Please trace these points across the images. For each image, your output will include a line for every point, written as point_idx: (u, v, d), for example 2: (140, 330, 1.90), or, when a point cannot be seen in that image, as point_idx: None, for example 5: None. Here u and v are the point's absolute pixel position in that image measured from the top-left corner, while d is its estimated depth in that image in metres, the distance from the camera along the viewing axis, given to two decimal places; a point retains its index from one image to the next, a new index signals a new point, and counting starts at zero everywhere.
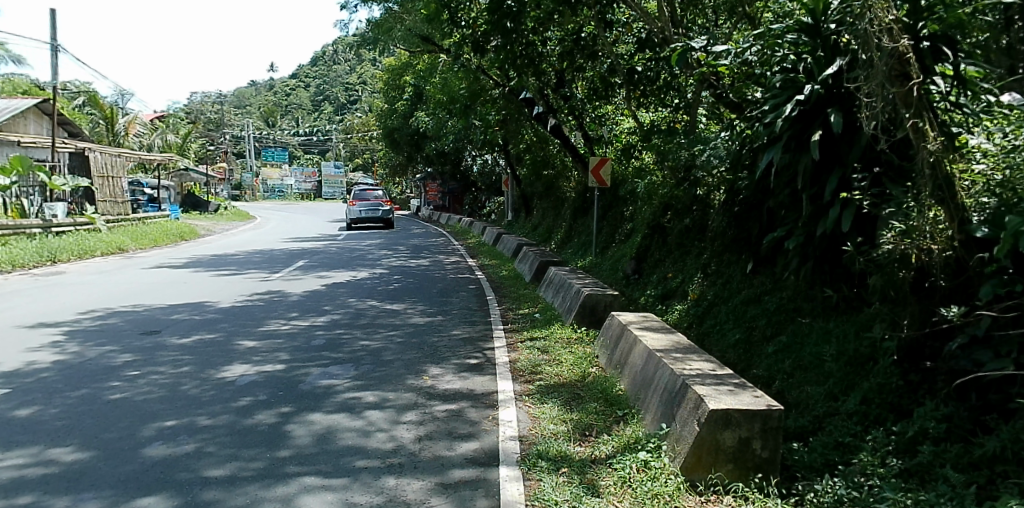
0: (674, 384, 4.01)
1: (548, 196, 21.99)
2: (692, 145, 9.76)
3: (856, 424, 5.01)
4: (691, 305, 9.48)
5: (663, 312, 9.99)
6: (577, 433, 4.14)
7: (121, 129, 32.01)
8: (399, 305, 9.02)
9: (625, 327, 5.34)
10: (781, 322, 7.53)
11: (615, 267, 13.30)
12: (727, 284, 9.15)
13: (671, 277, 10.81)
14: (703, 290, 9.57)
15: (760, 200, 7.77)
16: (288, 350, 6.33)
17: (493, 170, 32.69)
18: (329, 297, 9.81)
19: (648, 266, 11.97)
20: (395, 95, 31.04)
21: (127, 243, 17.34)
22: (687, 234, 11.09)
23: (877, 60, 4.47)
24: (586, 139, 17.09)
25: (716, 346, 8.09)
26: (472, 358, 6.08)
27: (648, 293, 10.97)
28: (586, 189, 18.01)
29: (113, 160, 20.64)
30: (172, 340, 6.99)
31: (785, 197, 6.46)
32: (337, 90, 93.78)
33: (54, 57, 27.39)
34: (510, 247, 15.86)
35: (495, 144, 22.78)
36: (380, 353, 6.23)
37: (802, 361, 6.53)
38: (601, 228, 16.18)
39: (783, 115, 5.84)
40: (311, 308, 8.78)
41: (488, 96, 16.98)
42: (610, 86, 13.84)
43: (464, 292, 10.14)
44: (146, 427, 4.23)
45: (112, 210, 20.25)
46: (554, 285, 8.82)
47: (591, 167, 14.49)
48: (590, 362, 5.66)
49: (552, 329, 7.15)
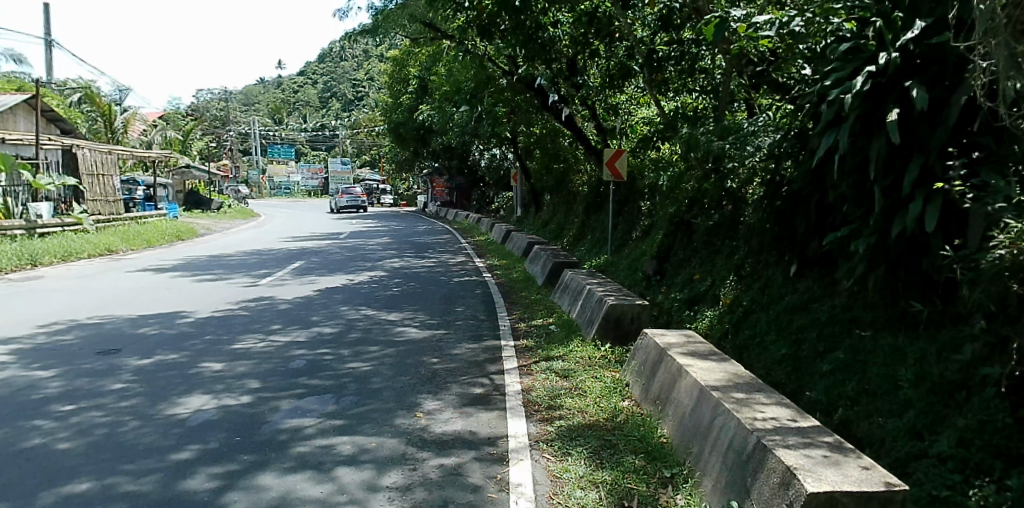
0: (745, 443, 2.98)
1: (559, 191, 20.97)
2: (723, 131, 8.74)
3: (953, 473, 3.89)
4: (724, 312, 8.42)
5: (692, 319, 8.93)
6: (613, 505, 3.12)
7: (120, 126, 31.20)
8: (396, 315, 8.01)
9: (665, 354, 4.32)
10: (836, 334, 6.49)
11: (634, 266, 12.25)
12: (765, 288, 8.10)
13: (698, 279, 9.71)
14: (736, 295, 8.52)
15: (810, 193, 6.76)
16: (260, 376, 5.34)
17: (501, 164, 31.64)
18: (320, 305, 8.83)
19: (671, 267, 10.90)
20: (401, 88, 30.05)
21: (117, 244, 16.44)
22: (716, 231, 10.02)
23: (999, 10, 3.42)
24: (599, 130, 16.06)
25: (757, 363, 7.05)
26: (477, 386, 5.08)
27: (672, 296, 9.89)
28: (600, 183, 16.96)
29: (104, 158, 19.75)
30: (130, 362, 6.01)
31: (848, 190, 5.42)
32: (343, 86, 92.86)
33: (50, 52, 26.65)
34: (520, 245, 14.83)
35: (503, 136, 21.74)
36: (368, 379, 5.22)
37: (868, 385, 5.49)
38: (616, 225, 15.11)
39: (854, 90, 4.81)
40: (298, 318, 7.80)
41: (495, 85, 15.97)
42: (625, 74, 12.82)
43: (470, 299, 9.14)
44: (48, 494, 3.24)
45: (104, 210, 19.37)
46: (572, 291, 7.79)
47: (606, 159, 13.47)
48: (620, 395, 4.63)
49: (571, 347, 6.11)
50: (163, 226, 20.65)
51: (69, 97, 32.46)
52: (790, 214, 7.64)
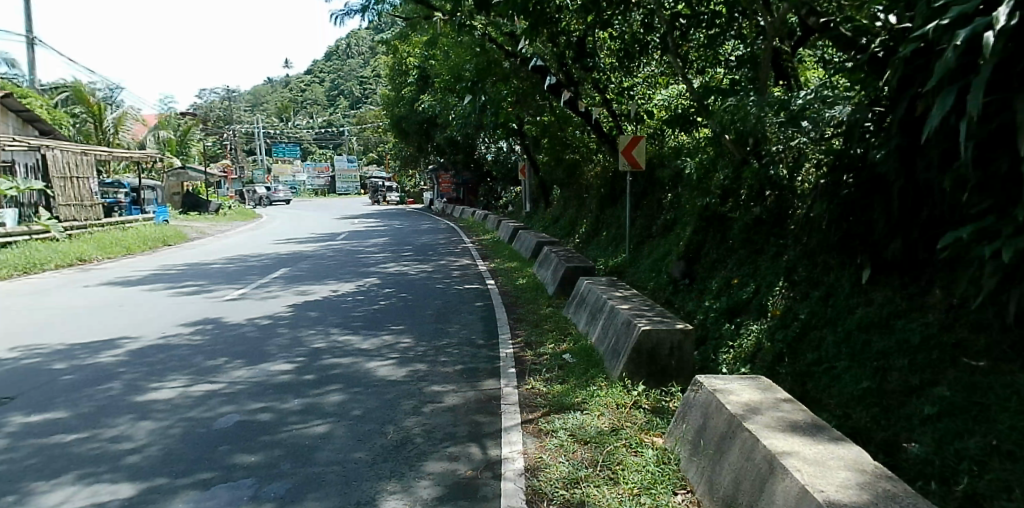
0: None
1: (570, 185, 19.50)
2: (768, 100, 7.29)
3: None
4: (776, 327, 6.90)
5: (734, 334, 7.41)
6: None
7: (111, 126, 29.97)
8: (373, 344, 6.58)
9: (750, 437, 2.85)
10: (937, 364, 4.96)
11: (657, 267, 10.78)
12: (828, 298, 6.58)
13: (737, 284, 8.20)
14: (789, 305, 7.01)
15: (897, 178, 5.23)
16: (166, 452, 3.92)
17: (508, 157, 30.17)
18: (287, 327, 7.43)
19: (703, 269, 9.34)
20: (402, 80, 28.63)
21: (91, 252, 15.16)
22: (757, 227, 8.47)
23: None
24: (612, 115, 14.55)
25: (825, 396, 5.57)
26: (462, 463, 3.64)
27: (706, 305, 8.38)
28: (616, 174, 15.44)
29: (80, 159, 18.47)
30: (15, 419, 4.63)
31: (974, 172, 3.88)
32: (349, 84, 91.67)
33: (32, 51, 25.53)
34: (528, 245, 13.36)
35: (508, 127, 20.25)
36: (313, 454, 3.81)
37: (1000, 443, 3.99)
38: (635, 220, 13.61)
39: (1002, 27, 3.24)
40: (255, 356, 6.41)
41: (498, 69, 14.50)
42: (641, 48, 11.34)
43: (466, 315, 7.69)
44: None
45: (81, 215, 18.14)
46: (590, 307, 6.31)
47: (622, 146, 11.99)
48: (672, 489, 3.16)
49: (594, 391, 4.65)
50: (146, 231, 19.31)
51: (57, 97, 31.25)
52: (865, 207, 6.11)
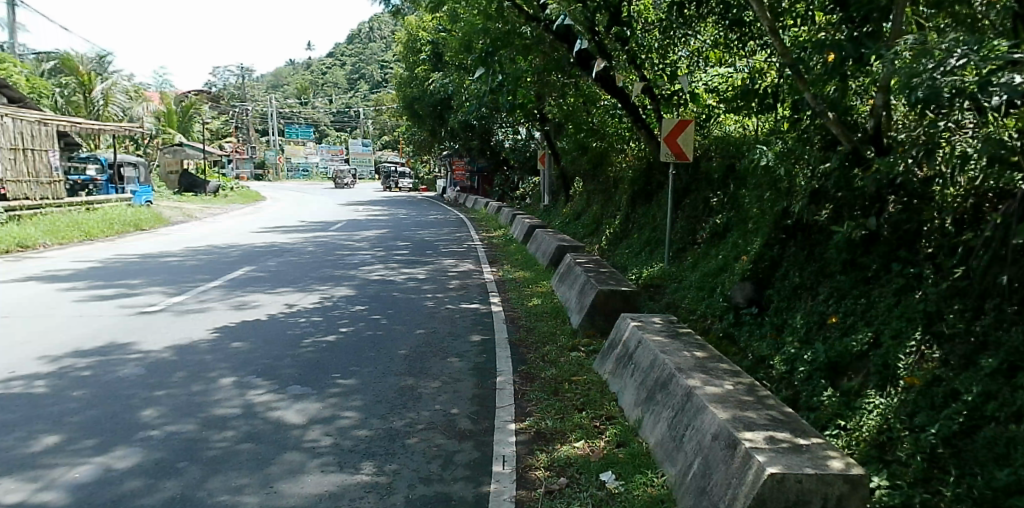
0: None
1: (595, 177, 17.09)
2: (903, 46, 4.61)
3: None
4: (918, 408, 4.34)
5: (842, 408, 4.90)
6: None
7: (100, 96, 27.85)
8: (300, 408, 4.21)
9: None
10: None
11: (708, 284, 8.43)
12: (1015, 374, 4.06)
13: (836, 324, 5.79)
14: (937, 376, 4.47)
15: None
16: None
17: (528, 144, 27.73)
18: (192, 365, 5.09)
19: (777, 296, 6.96)
20: (415, 57, 26.29)
21: (35, 237, 13.03)
22: (869, 246, 6.07)
23: None
24: (651, 96, 12.02)
25: None
26: None
27: (790, 351, 5.96)
28: (652, 165, 12.99)
29: (38, 129, 16.36)
30: None
31: None
32: (370, 67, 89.41)
33: (13, 12, 23.46)
34: (545, 249, 10.97)
35: (527, 109, 17.84)
36: None
37: None
38: (675, 222, 11.22)
39: None
40: (111, 415, 4.04)
41: (516, 37, 11.99)
42: (695, 6, 8.75)
43: (451, 363, 5.30)
44: None
45: (35, 193, 16.08)
46: (643, 371, 4.02)
47: (664, 132, 9.52)
48: None
49: None
50: (116, 213, 17.18)
51: (46, 65, 29.24)
52: None
